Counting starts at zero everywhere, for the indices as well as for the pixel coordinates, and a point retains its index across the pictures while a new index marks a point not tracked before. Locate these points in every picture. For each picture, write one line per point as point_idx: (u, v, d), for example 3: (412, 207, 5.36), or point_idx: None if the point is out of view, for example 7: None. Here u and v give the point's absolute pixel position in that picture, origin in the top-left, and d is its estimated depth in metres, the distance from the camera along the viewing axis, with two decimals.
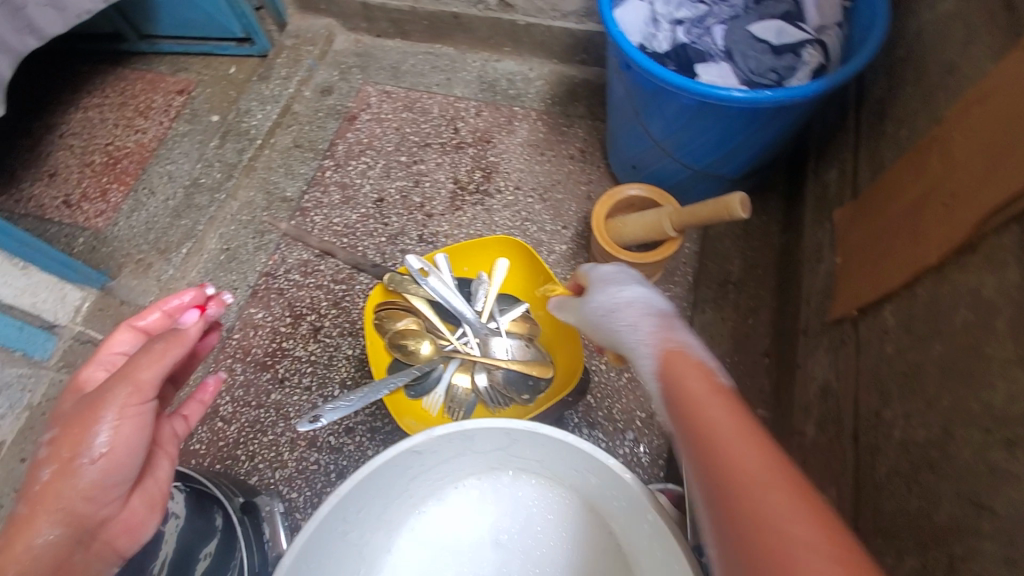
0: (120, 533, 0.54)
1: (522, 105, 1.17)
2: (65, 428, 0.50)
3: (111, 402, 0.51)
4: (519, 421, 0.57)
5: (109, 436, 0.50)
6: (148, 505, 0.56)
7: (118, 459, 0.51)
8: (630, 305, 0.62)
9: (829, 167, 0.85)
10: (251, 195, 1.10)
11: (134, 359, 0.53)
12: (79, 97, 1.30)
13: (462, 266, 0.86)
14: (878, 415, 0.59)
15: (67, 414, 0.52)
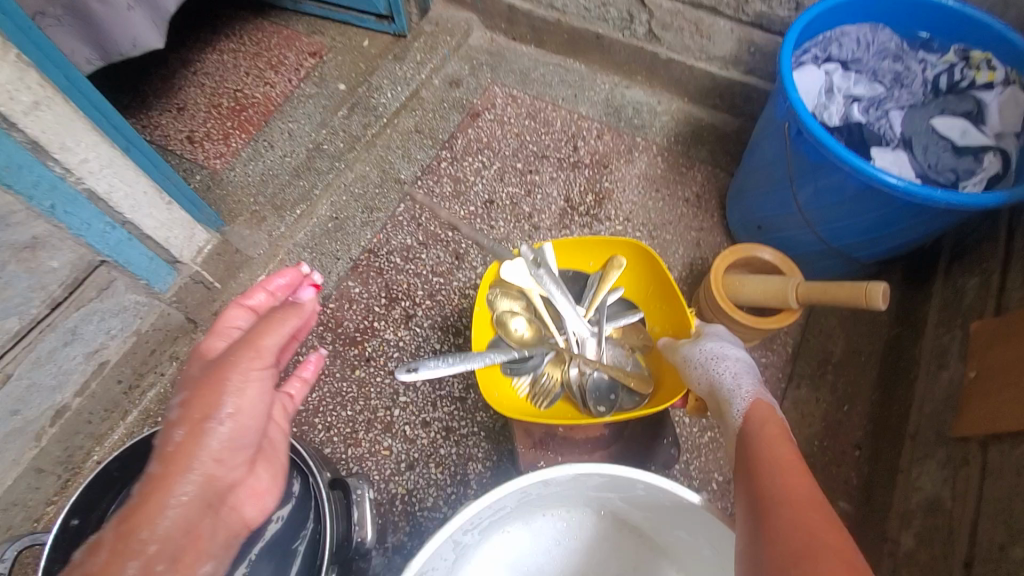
0: (247, 495, 0.55)
1: (644, 137, 1.16)
2: (196, 394, 0.52)
3: (244, 365, 0.55)
4: (665, 483, 0.54)
5: (244, 398, 0.54)
6: (266, 472, 0.58)
7: (247, 419, 0.54)
8: (729, 360, 0.70)
9: (966, 273, 0.82)
10: (367, 170, 1.11)
11: (255, 328, 0.58)
12: (217, 38, 1.34)
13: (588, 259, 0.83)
14: (1003, 550, 0.57)
15: (195, 381, 0.54)
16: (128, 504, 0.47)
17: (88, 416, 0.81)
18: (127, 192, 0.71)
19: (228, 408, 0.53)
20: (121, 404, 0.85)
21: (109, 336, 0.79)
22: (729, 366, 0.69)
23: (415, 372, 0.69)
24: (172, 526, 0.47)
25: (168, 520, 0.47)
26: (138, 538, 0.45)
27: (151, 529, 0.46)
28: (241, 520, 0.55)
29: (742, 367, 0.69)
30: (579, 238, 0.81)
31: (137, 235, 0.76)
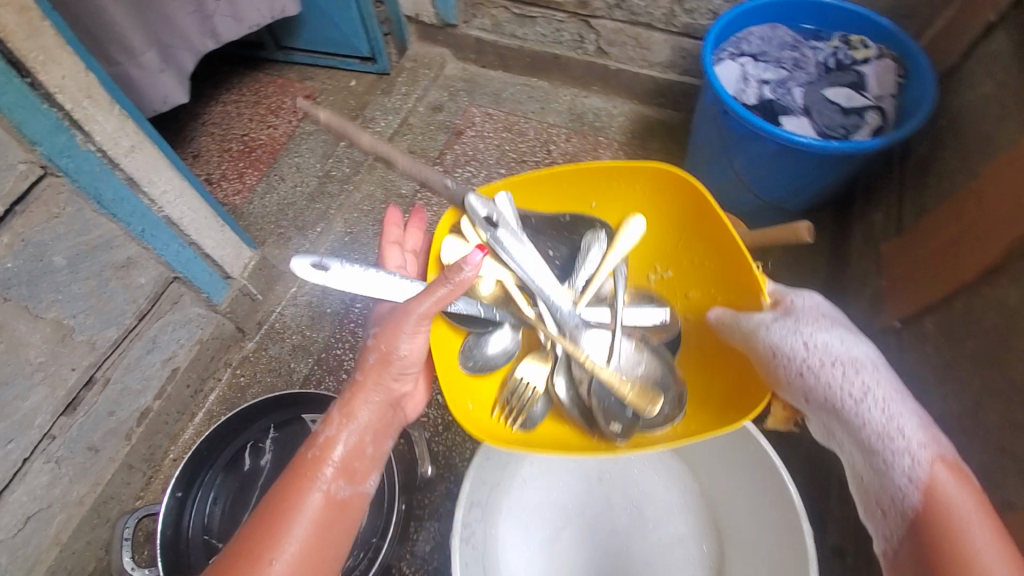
0: (411, 399, 0.70)
1: (606, 137, 1.35)
2: (381, 331, 0.63)
3: (411, 321, 0.60)
4: None
5: (416, 341, 0.62)
6: (423, 385, 0.73)
7: (415, 358, 0.63)
8: (847, 365, 0.57)
9: (875, 209, 1.01)
10: (372, 190, 1.28)
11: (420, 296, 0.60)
12: (220, 92, 1.50)
13: (590, 200, 0.75)
14: (917, 399, 0.73)
15: (380, 322, 0.63)
16: (341, 398, 0.64)
17: (165, 416, 0.95)
18: (193, 217, 0.86)
19: (405, 347, 0.62)
20: (189, 407, 1.00)
21: (179, 345, 0.94)
22: (860, 374, 0.56)
23: (324, 270, 0.63)
24: (367, 420, 0.63)
25: (364, 416, 0.63)
26: (350, 421, 0.62)
27: (355, 417, 0.62)
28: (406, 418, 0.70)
29: (867, 359, 0.57)
30: (580, 168, 0.71)
31: (200, 253, 0.91)
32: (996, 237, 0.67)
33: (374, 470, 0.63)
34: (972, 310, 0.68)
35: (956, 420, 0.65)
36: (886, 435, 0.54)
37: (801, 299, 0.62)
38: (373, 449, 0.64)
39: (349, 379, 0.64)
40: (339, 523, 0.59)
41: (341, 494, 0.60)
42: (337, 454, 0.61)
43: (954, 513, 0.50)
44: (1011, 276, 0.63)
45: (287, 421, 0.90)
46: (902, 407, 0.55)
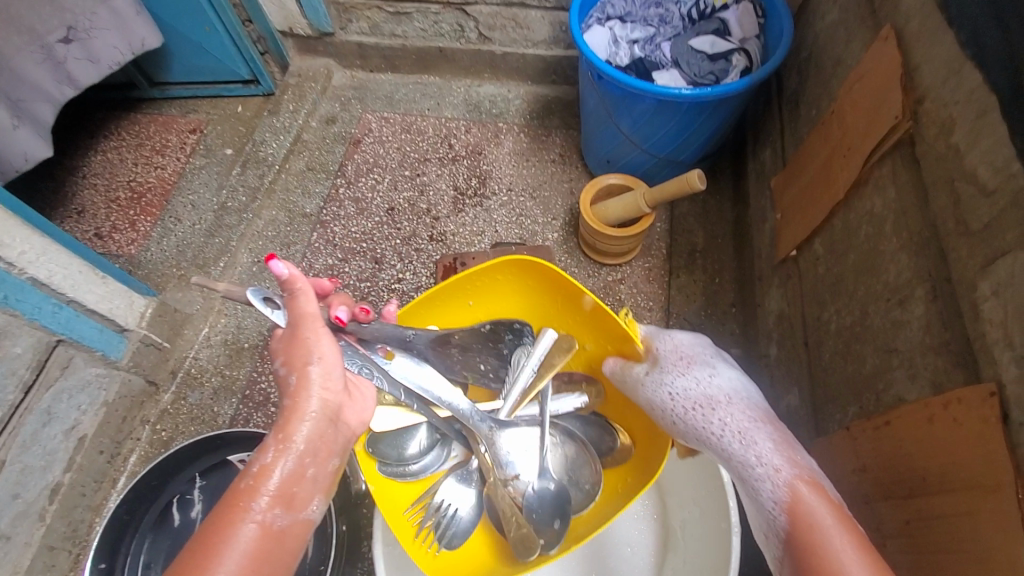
0: (353, 408, 0.60)
1: (505, 121, 1.35)
2: (287, 347, 0.57)
3: (308, 325, 0.57)
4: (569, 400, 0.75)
5: (324, 344, 0.57)
6: (366, 393, 0.63)
7: (336, 364, 0.57)
8: (718, 402, 0.61)
9: (764, 148, 1.04)
10: (274, 214, 1.23)
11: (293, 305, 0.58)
12: (97, 141, 1.41)
13: (468, 300, 0.79)
14: (818, 319, 0.75)
15: (280, 344, 0.58)
16: (273, 424, 0.55)
17: (81, 488, 0.88)
18: (63, 275, 0.83)
19: (319, 352, 0.57)
20: (109, 473, 0.93)
21: (81, 411, 0.88)
22: (716, 411, 0.61)
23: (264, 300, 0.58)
24: (307, 440, 0.54)
25: (305, 434, 0.54)
26: (289, 445, 0.53)
27: (294, 439, 0.53)
28: (353, 435, 0.60)
29: (730, 396, 0.62)
30: (455, 280, 0.75)
31: (81, 311, 0.87)
32: (858, 152, 0.69)
33: (317, 493, 0.55)
34: (849, 224, 0.70)
35: (851, 331, 0.67)
36: (745, 458, 0.56)
37: (683, 346, 0.69)
38: (317, 470, 0.55)
39: (277, 404, 0.55)
40: (278, 556, 0.49)
41: (280, 524, 0.50)
42: (274, 479, 0.51)
43: (802, 506, 0.50)
44: (876, 186, 0.66)
45: (213, 466, 0.86)
46: (761, 433, 0.58)
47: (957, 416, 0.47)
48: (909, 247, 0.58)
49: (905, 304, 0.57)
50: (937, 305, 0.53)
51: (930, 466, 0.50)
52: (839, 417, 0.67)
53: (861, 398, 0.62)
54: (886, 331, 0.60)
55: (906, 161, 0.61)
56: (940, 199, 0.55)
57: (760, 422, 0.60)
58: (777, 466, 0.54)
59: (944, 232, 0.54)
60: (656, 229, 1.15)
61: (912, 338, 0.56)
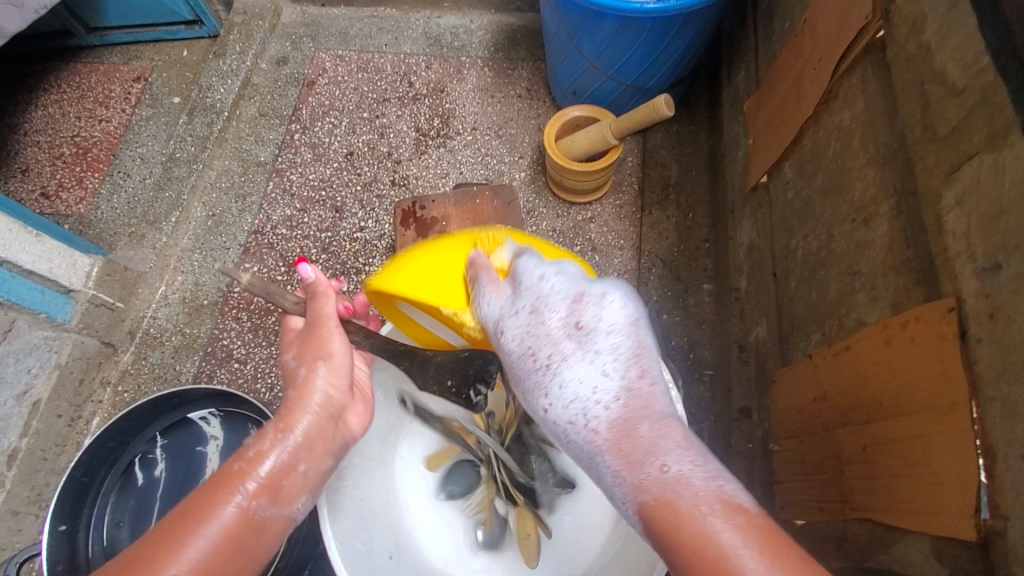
0: (354, 411, 0.61)
1: (468, 55, 1.26)
2: (302, 343, 0.58)
3: (325, 325, 0.58)
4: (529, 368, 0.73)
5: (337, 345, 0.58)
6: (366, 400, 0.64)
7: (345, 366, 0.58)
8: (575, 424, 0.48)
9: (738, 71, 0.98)
10: (227, 164, 1.17)
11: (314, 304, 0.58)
12: (38, 95, 1.30)
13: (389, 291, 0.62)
14: (786, 247, 0.72)
15: (297, 339, 0.59)
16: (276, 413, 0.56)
17: (41, 452, 0.87)
18: None
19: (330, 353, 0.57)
20: (71, 436, 0.91)
21: (32, 375, 0.86)
22: (574, 439, 0.48)
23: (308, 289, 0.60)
24: (303, 434, 0.55)
25: (302, 429, 0.55)
26: (285, 437, 0.54)
27: (292, 431, 0.54)
28: (350, 440, 0.60)
29: (570, 404, 0.48)
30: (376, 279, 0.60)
31: (17, 271, 0.83)
32: (827, 62, 0.64)
33: (304, 490, 0.54)
34: (818, 142, 0.66)
35: (816, 256, 0.63)
36: (605, 487, 0.45)
37: (516, 333, 0.51)
38: (307, 466, 0.55)
39: (283, 395, 0.57)
40: (251, 546, 0.49)
41: (263, 514, 0.50)
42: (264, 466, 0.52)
43: (664, 513, 0.40)
44: (845, 97, 0.61)
45: (174, 425, 0.84)
46: (612, 447, 0.45)
47: (914, 335, 0.45)
48: (875, 161, 0.54)
49: (870, 223, 0.54)
50: (901, 221, 0.50)
51: (884, 389, 0.48)
52: (804, 345, 0.64)
53: (824, 324, 0.60)
54: (850, 254, 0.56)
55: (876, 67, 0.56)
56: (909, 105, 0.51)
57: (613, 430, 0.46)
58: (624, 493, 0.43)
59: (912, 140, 0.50)
60: (627, 163, 1.10)
61: (875, 258, 0.52)
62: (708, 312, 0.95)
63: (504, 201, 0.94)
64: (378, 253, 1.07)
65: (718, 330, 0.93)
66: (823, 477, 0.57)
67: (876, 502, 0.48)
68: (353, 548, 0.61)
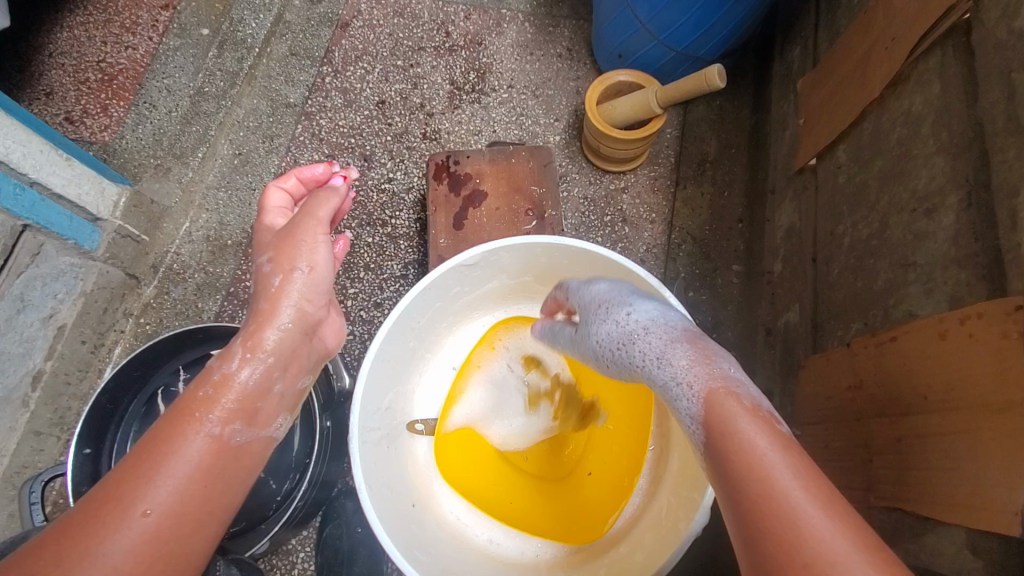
0: (326, 327, 0.64)
1: (509, 7, 1.21)
2: (278, 248, 0.61)
3: (308, 228, 0.62)
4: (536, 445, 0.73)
5: (315, 254, 0.61)
6: (338, 314, 0.67)
7: (320, 276, 0.61)
8: (652, 328, 0.50)
9: (793, 46, 0.94)
10: (256, 103, 1.15)
11: (308, 205, 0.64)
12: (62, 15, 1.25)
13: None
14: (831, 233, 0.70)
15: (273, 241, 0.62)
16: (243, 331, 0.57)
17: (65, 376, 0.88)
18: (24, 152, 0.77)
19: (302, 265, 0.60)
20: (93, 363, 0.92)
21: (57, 300, 0.86)
22: (647, 339, 0.50)
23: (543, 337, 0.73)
24: (276, 351, 0.57)
25: (273, 345, 0.57)
26: (255, 356, 0.55)
27: (264, 348, 0.56)
28: (324, 351, 0.64)
29: (649, 314, 0.52)
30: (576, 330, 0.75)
31: (47, 195, 0.82)
32: (902, 42, 0.61)
33: (280, 410, 0.57)
34: (881, 127, 0.63)
35: (866, 245, 0.62)
36: (667, 377, 0.46)
37: (602, 288, 0.60)
38: (283, 386, 0.57)
39: (252, 309, 0.58)
40: (232, 471, 0.51)
41: (238, 438, 0.52)
42: (237, 389, 0.54)
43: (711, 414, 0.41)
44: (918, 81, 0.58)
45: (197, 359, 0.85)
46: (687, 342, 0.47)
47: (973, 332, 0.44)
48: (947, 151, 0.52)
49: (933, 213, 0.52)
50: (970, 214, 0.48)
51: (932, 383, 0.47)
52: (841, 333, 0.64)
53: (867, 313, 0.59)
54: (906, 244, 0.55)
55: (958, 51, 0.54)
56: (993, 93, 0.48)
57: (687, 330, 0.49)
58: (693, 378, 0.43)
59: (992, 131, 0.48)
60: (666, 134, 1.07)
61: (936, 250, 0.51)
62: (735, 293, 0.94)
63: (540, 162, 0.91)
64: (405, 207, 1.06)
65: (744, 312, 0.92)
66: (849, 463, 0.57)
67: (906, 491, 0.49)
68: (379, 493, 0.61)
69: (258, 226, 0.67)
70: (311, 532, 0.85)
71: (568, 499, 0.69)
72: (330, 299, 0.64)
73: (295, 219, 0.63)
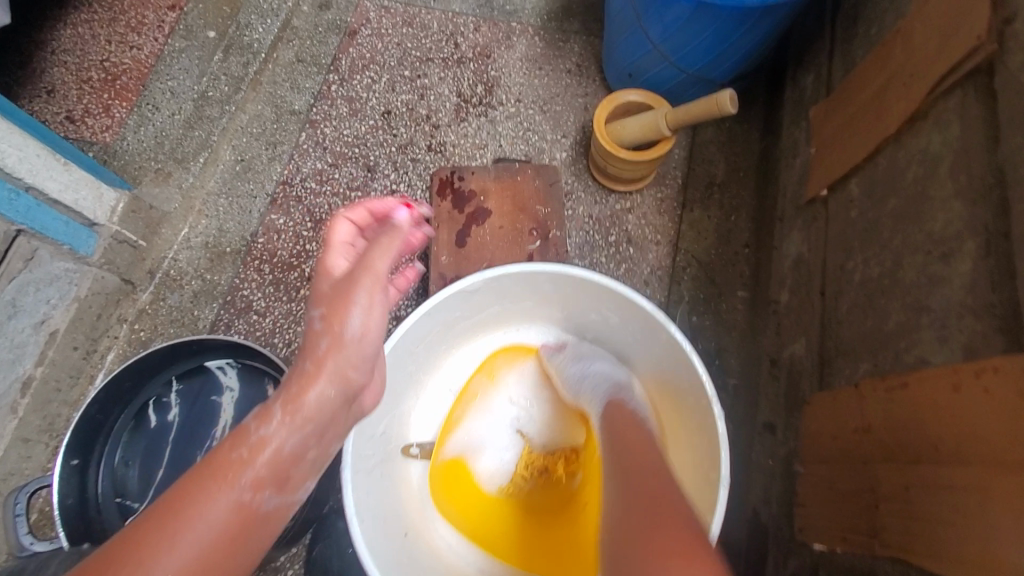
0: (367, 392, 0.61)
1: (519, 21, 1.20)
2: (331, 300, 0.58)
3: (367, 286, 0.59)
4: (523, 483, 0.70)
5: (369, 316, 0.58)
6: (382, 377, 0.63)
7: (370, 339, 0.58)
8: None
9: (806, 72, 0.93)
10: (260, 109, 1.14)
11: (369, 253, 0.60)
12: (67, 12, 1.24)
13: None
14: (841, 267, 0.69)
15: (330, 293, 0.59)
16: (283, 389, 0.54)
17: (55, 383, 0.87)
18: (20, 157, 0.76)
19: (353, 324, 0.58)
20: (84, 369, 0.91)
21: (50, 306, 0.84)
22: None
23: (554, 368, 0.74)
24: (316, 418, 0.54)
25: (315, 410, 0.54)
26: (294, 421, 0.53)
27: (304, 414, 0.53)
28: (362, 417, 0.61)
29: None
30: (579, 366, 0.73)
31: (43, 200, 0.81)
32: (921, 79, 0.60)
33: (309, 477, 0.55)
34: (896, 163, 0.62)
35: (877, 284, 0.61)
36: None
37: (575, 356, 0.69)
38: (316, 453, 0.55)
39: (296, 364, 0.56)
40: (255, 537, 0.51)
41: (266, 505, 0.51)
42: (271, 457, 0.51)
43: None
44: (936, 121, 0.57)
45: (190, 371, 0.84)
46: None
47: (989, 387, 0.43)
48: (965, 195, 0.51)
49: (949, 259, 0.51)
50: (988, 262, 0.47)
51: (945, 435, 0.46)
52: (849, 372, 0.62)
53: (877, 355, 0.58)
54: (920, 287, 0.54)
55: (979, 93, 0.52)
56: (1015, 139, 0.47)
57: None
58: None
59: (1013, 178, 0.46)
60: (673, 155, 1.06)
61: (951, 297, 0.50)
62: (739, 319, 0.93)
63: (546, 181, 0.90)
64: None
65: (747, 340, 0.90)
66: (853, 508, 0.56)
67: (912, 543, 0.47)
68: (370, 523, 0.60)
69: (320, 266, 0.64)
70: (300, 551, 0.83)
71: (559, 533, 0.68)
72: (377, 359, 0.61)
73: (354, 267, 0.60)
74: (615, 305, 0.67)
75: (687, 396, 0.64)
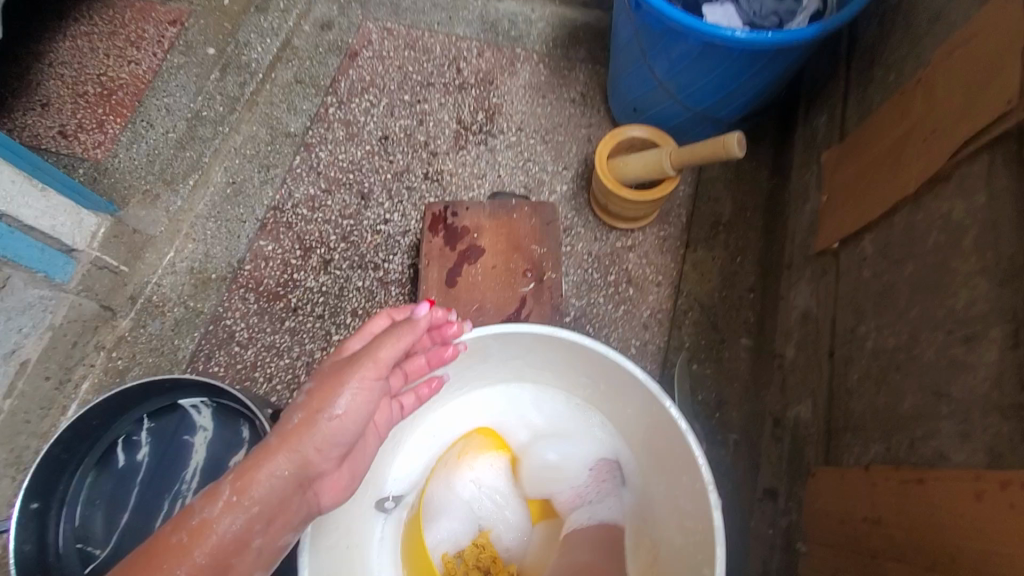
0: (330, 485, 0.57)
1: (524, 47, 1.17)
2: (323, 380, 0.57)
3: (361, 370, 0.57)
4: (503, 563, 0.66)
5: (352, 402, 0.57)
6: (356, 470, 0.60)
7: (348, 426, 0.56)
8: None
9: (819, 113, 0.89)
10: (255, 129, 1.11)
11: (377, 341, 0.59)
12: (67, 25, 1.23)
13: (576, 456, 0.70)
14: (852, 331, 0.64)
15: (325, 373, 0.58)
16: (236, 467, 0.53)
17: (25, 414, 0.83)
18: None
19: (336, 409, 0.56)
20: (57, 400, 0.87)
21: (22, 334, 0.81)
22: None
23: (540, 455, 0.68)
24: (266, 499, 0.53)
25: (264, 492, 0.53)
26: (240, 503, 0.52)
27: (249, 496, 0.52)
28: (319, 511, 0.57)
29: None
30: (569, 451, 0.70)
31: (17, 226, 0.78)
32: (944, 138, 0.55)
33: (255, 567, 0.53)
34: (914, 226, 0.57)
35: (892, 357, 0.56)
36: None
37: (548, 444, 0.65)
38: (262, 541, 0.54)
39: (260, 441, 0.55)
40: None
41: None
42: (211, 542, 0.50)
43: None
44: (961, 185, 0.52)
45: (162, 409, 0.80)
46: None
47: (1016, 503, 0.39)
48: (992, 274, 0.46)
49: (973, 343, 0.46)
50: (1018, 354, 0.42)
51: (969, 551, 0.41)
52: (858, 450, 0.58)
53: (890, 438, 0.53)
54: (939, 370, 0.49)
55: (1009, 161, 0.48)
56: None
57: None
58: None
59: None
60: (679, 192, 1.02)
61: (975, 387, 0.45)
62: (742, 370, 0.88)
63: (542, 220, 0.86)
64: (400, 250, 1.01)
65: (749, 393, 0.86)
66: None
67: None
68: None
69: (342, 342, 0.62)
70: None
71: None
72: (352, 448, 0.59)
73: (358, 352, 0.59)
74: (608, 373, 0.63)
75: (680, 475, 0.60)
